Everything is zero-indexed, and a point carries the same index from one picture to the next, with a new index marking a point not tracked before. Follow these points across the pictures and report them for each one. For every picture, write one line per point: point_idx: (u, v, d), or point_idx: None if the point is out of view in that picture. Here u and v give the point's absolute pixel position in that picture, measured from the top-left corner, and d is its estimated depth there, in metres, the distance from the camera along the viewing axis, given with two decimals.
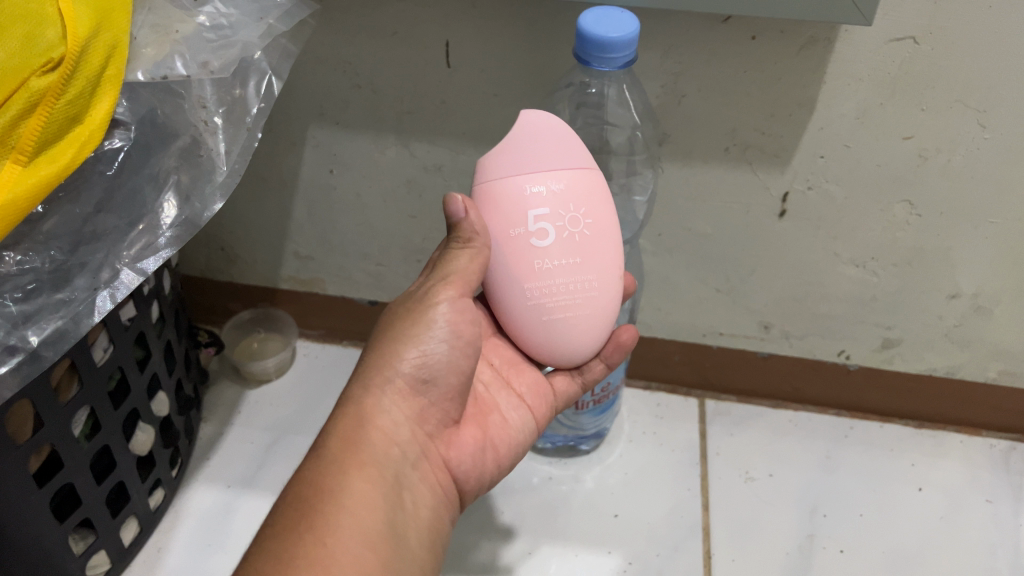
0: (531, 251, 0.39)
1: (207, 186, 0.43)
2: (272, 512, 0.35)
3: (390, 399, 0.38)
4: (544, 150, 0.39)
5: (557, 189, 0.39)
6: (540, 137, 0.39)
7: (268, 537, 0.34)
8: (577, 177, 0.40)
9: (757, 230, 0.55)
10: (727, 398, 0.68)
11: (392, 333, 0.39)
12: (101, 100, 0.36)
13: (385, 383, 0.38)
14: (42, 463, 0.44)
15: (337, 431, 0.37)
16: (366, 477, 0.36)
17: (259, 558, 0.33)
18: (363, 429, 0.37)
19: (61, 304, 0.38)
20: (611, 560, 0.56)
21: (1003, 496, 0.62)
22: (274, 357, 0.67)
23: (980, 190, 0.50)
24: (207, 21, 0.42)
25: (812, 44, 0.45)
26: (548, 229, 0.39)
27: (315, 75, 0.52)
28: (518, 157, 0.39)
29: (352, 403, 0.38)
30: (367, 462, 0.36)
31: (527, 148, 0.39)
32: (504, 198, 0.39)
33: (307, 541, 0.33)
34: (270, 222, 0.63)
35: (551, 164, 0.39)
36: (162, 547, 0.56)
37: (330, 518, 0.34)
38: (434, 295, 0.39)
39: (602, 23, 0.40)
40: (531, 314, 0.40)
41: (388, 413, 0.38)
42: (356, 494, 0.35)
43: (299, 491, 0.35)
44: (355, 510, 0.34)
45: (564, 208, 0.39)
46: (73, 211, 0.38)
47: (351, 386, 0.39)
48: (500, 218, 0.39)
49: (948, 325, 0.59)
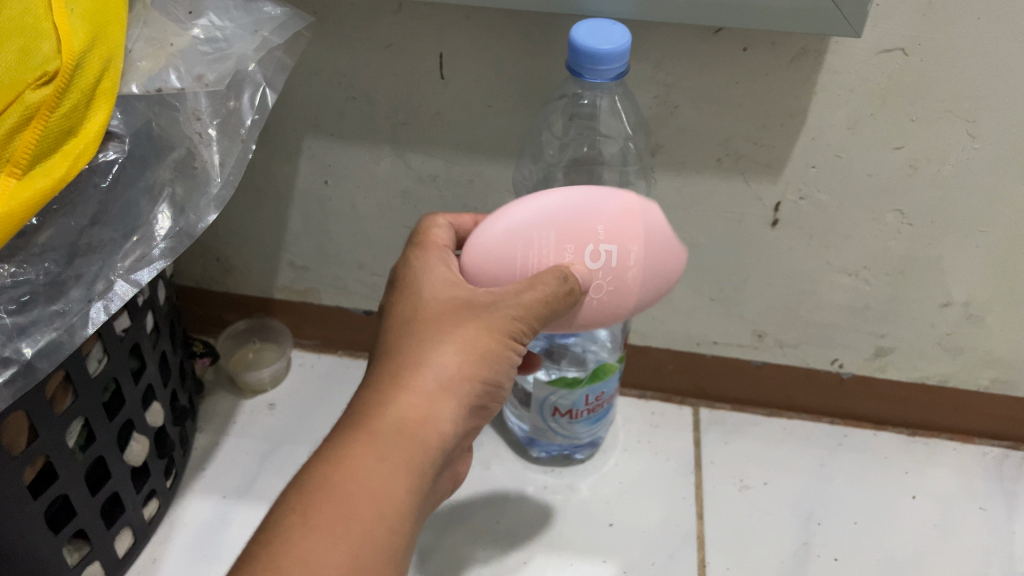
0: (586, 244, 0.38)
1: (202, 198, 0.43)
2: (296, 491, 0.32)
3: (459, 410, 0.35)
4: (657, 266, 0.40)
5: (630, 276, 0.39)
6: (673, 243, 0.40)
7: (294, 526, 0.31)
8: (629, 290, 0.39)
9: (750, 239, 0.56)
10: (722, 407, 0.68)
11: (469, 341, 0.35)
12: (95, 113, 0.37)
13: (458, 392, 0.35)
14: (37, 475, 0.44)
15: (396, 425, 0.33)
16: (415, 487, 0.33)
17: (282, 553, 0.30)
18: (425, 435, 0.34)
19: (56, 315, 0.38)
20: (606, 569, 0.56)
21: (996, 503, 0.62)
22: (270, 367, 0.67)
23: (970, 199, 0.50)
24: (201, 34, 0.43)
25: (802, 56, 0.45)
26: (601, 264, 0.38)
27: (310, 87, 0.52)
28: (659, 236, 0.39)
29: (418, 399, 0.34)
30: (420, 472, 0.33)
31: (662, 242, 0.39)
32: (634, 222, 0.38)
33: (343, 549, 0.30)
34: (265, 233, 0.63)
35: (649, 264, 0.39)
36: (157, 558, 0.56)
37: (369, 526, 0.31)
38: (519, 322, 0.36)
39: (595, 35, 0.41)
40: (514, 247, 0.38)
41: (454, 426, 0.35)
42: (399, 505, 0.32)
43: (337, 481, 0.32)
44: (395, 523, 0.32)
45: (611, 297, 0.39)
46: (69, 224, 0.38)
47: (417, 378, 0.34)
48: (613, 221, 0.38)
49: (940, 333, 0.59)
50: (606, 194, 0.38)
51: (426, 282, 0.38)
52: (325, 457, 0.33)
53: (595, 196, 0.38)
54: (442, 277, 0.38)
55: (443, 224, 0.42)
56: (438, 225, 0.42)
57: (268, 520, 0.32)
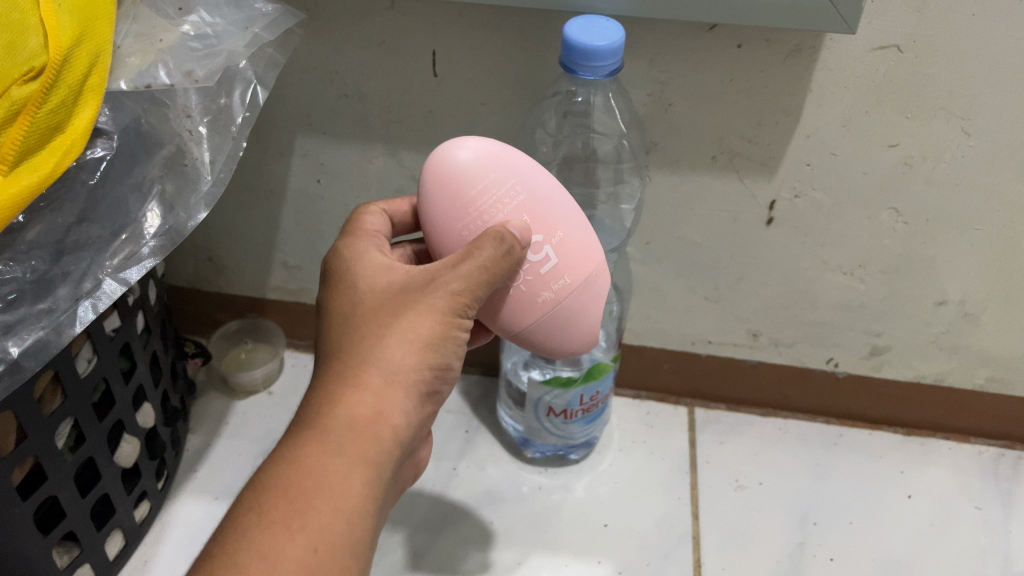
0: (538, 229, 0.37)
1: (192, 195, 0.42)
2: (256, 491, 0.32)
3: (409, 399, 0.34)
4: (566, 316, 0.38)
5: (540, 297, 0.38)
6: (595, 311, 0.39)
7: (253, 524, 0.31)
8: (526, 313, 0.38)
9: (746, 238, 0.55)
10: (716, 406, 0.68)
11: (412, 329, 0.34)
12: (84, 109, 0.36)
13: (407, 382, 0.34)
14: (25, 476, 0.44)
15: (347, 421, 0.33)
16: (371, 480, 0.33)
17: (244, 550, 0.30)
18: (378, 428, 0.33)
19: (43, 314, 0.38)
20: (601, 570, 0.56)
21: (992, 503, 0.62)
22: (262, 368, 0.67)
23: (966, 197, 0.50)
24: (191, 30, 0.42)
25: (797, 52, 0.45)
26: (529, 263, 0.37)
27: (302, 85, 0.52)
28: (588, 296, 0.38)
29: (367, 394, 0.34)
30: (376, 465, 0.33)
31: (584, 305, 0.38)
32: (587, 263, 0.38)
33: (299, 543, 0.30)
34: (258, 232, 0.63)
35: (564, 300, 0.38)
36: (149, 560, 0.55)
37: (326, 521, 0.31)
38: (464, 300, 0.35)
39: (589, 31, 0.41)
40: (486, 174, 0.37)
41: (406, 415, 0.34)
42: (357, 498, 0.32)
43: (294, 479, 0.31)
44: (352, 517, 0.32)
45: (516, 298, 0.38)
46: (56, 220, 0.38)
47: (363, 373, 0.34)
48: (571, 246, 0.38)
49: (936, 332, 0.59)
50: (584, 227, 0.39)
51: (360, 270, 0.36)
52: (280, 457, 0.32)
53: (577, 218, 0.39)
54: (377, 263, 0.37)
55: (376, 212, 0.41)
56: (371, 213, 0.41)
57: (230, 523, 0.31)
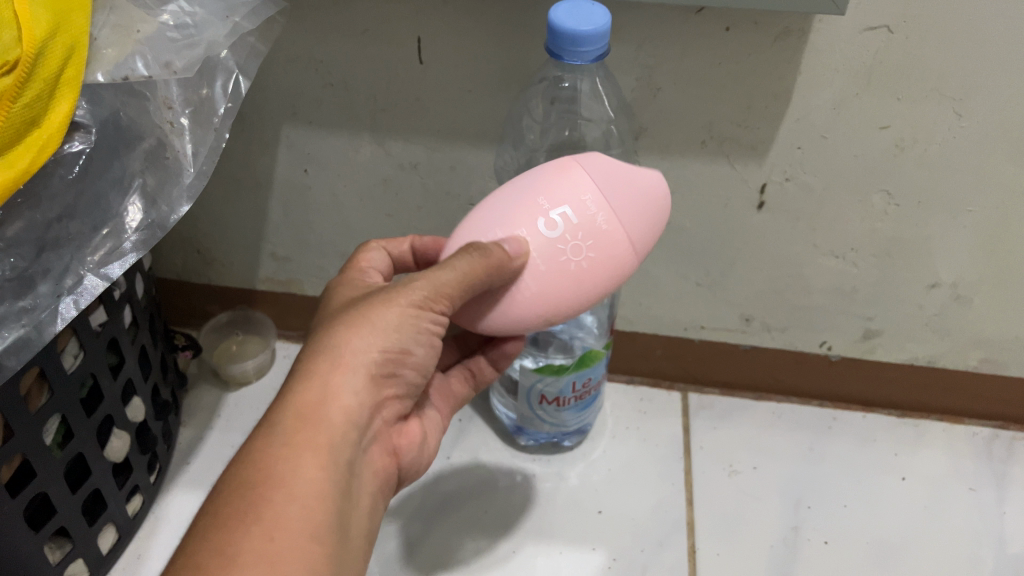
0: (523, 229, 0.37)
1: (174, 189, 0.42)
2: (216, 494, 0.31)
3: (357, 380, 0.34)
4: (629, 196, 0.38)
5: (599, 222, 0.37)
6: (629, 176, 0.38)
7: (210, 526, 0.30)
8: (616, 237, 0.38)
9: (736, 223, 0.55)
10: (710, 391, 0.68)
11: (366, 319, 0.35)
12: (59, 103, 0.36)
13: (355, 366, 0.34)
14: (14, 473, 0.43)
15: (295, 407, 0.33)
16: (322, 463, 0.32)
17: (203, 551, 0.29)
18: (326, 411, 0.34)
19: (23, 312, 0.37)
20: (595, 557, 0.56)
21: (986, 484, 0.62)
22: (253, 359, 0.66)
23: (958, 179, 0.50)
24: (170, 20, 0.41)
25: (786, 35, 0.44)
26: (560, 234, 0.37)
27: (286, 73, 0.51)
28: (612, 174, 0.38)
29: (315, 381, 0.34)
30: (324, 448, 0.33)
31: (621, 177, 0.38)
32: (569, 175, 0.38)
33: (255, 536, 0.30)
34: (246, 223, 0.62)
35: (614, 197, 0.38)
36: (142, 554, 0.55)
37: (280, 510, 0.30)
38: (423, 292, 0.35)
39: (573, 16, 0.40)
40: None
41: (357, 397, 0.34)
42: (309, 483, 0.32)
43: (246, 475, 0.31)
44: (308, 502, 0.31)
45: (599, 242, 0.37)
46: (35, 217, 0.37)
47: (314, 361, 0.34)
48: (548, 185, 0.38)
49: (928, 315, 0.59)
50: (530, 175, 0.39)
51: (337, 290, 0.40)
52: (238, 455, 0.33)
53: (516, 185, 0.39)
54: (352, 285, 0.40)
55: (377, 249, 0.44)
56: (372, 249, 0.44)
57: (190, 535, 0.30)
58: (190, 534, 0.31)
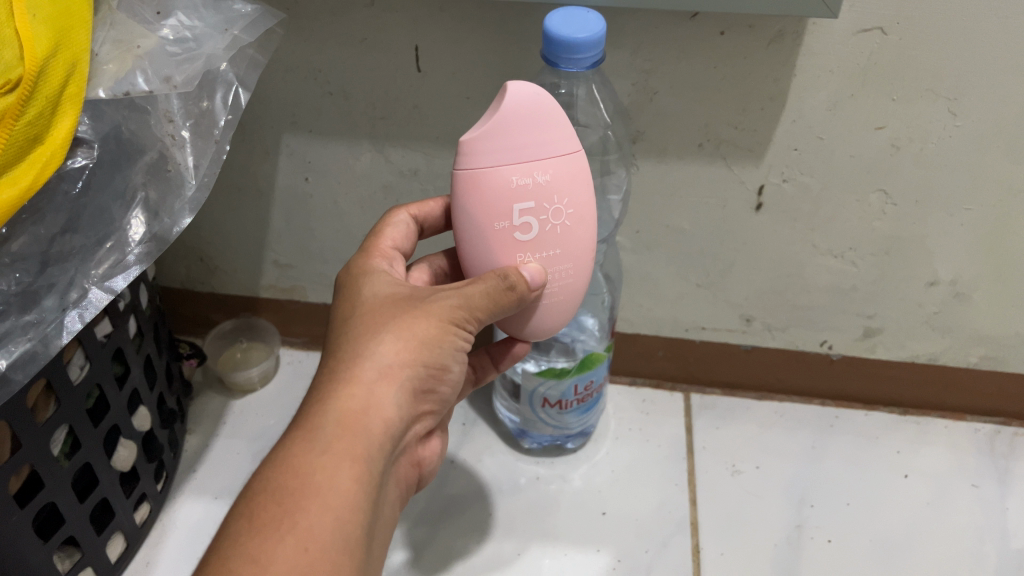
0: (529, 254, 0.39)
1: (176, 201, 0.43)
2: (247, 496, 0.32)
3: (400, 393, 0.35)
4: (536, 134, 0.37)
5: (546, 180, 0.38)
6: (512, 132, 0.37)
7: (244, 530, 0.31)
8: (565, 166, 0.38)
9: (735, 224, 0.55)
10: (712, 392, 0.68)
11: (408, 330, 0.36)
12: (61, 120, 0.36)
13: (397, 377, 0.35)
14: (22, 484, 0.44)
15: (335, 415, 0.34)
16: (361, 474, 0.33)
17: (235, 558, 0.30)
18: (367, 422, 0.34)
19: (30, 326, 0.38)
20: (600, 558, 0.56)
21: (988, 480, 0.62)
22: (259, 366, 0.67)
23: (954, 178, 0.50)
24: (170, 34, 0.42)
25: (780, 38, 0.45)
26: (536, 223, 0.39)
27: (285, 83, 0.52)
28: (504, 144, 0.37)
29: (357, 389, 0.34)
30: (364, 459, 0.33)
31: (512, 134, 0.37)
32: (487, 189, 0.37)
33: (289, 545, 0.30)
34: (247, 231, 0.63)
35: (530, 152, 0.37)
36: (151, 561, 0.56)
37: (315, 520, 0.31)
38: (462, 311, 0.37)
39: (568, 23, 0.40)
40: None
41: (397, 409, 0.35)
42: (346, 494, 0.32)
43: (282, 483, 0.32)
44: (342, 513, 0.32)
45: (556, 186, 0.38)
46: (39, 232, 0.38)
47: (355, 368, 0.35)
48: (487, 205, 0.38)
49: (928, 312, 0.59)
50: (466, 217, 0.38)
51: (367, 280, 0.39)
52: (271, 459, 0.33)
53: (470, 239, 0.39)
54: (383, 276, 0.39)
55: (403, 220, 0.44)
56: (397, 221, 0.44)
57: (220, 536, 0.31)
58: (210, 550, 0.31)
